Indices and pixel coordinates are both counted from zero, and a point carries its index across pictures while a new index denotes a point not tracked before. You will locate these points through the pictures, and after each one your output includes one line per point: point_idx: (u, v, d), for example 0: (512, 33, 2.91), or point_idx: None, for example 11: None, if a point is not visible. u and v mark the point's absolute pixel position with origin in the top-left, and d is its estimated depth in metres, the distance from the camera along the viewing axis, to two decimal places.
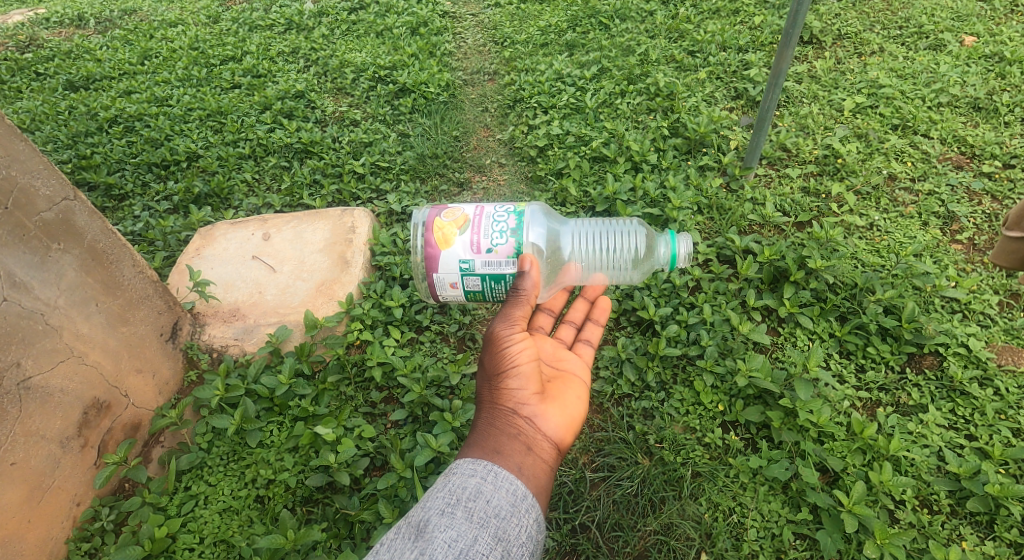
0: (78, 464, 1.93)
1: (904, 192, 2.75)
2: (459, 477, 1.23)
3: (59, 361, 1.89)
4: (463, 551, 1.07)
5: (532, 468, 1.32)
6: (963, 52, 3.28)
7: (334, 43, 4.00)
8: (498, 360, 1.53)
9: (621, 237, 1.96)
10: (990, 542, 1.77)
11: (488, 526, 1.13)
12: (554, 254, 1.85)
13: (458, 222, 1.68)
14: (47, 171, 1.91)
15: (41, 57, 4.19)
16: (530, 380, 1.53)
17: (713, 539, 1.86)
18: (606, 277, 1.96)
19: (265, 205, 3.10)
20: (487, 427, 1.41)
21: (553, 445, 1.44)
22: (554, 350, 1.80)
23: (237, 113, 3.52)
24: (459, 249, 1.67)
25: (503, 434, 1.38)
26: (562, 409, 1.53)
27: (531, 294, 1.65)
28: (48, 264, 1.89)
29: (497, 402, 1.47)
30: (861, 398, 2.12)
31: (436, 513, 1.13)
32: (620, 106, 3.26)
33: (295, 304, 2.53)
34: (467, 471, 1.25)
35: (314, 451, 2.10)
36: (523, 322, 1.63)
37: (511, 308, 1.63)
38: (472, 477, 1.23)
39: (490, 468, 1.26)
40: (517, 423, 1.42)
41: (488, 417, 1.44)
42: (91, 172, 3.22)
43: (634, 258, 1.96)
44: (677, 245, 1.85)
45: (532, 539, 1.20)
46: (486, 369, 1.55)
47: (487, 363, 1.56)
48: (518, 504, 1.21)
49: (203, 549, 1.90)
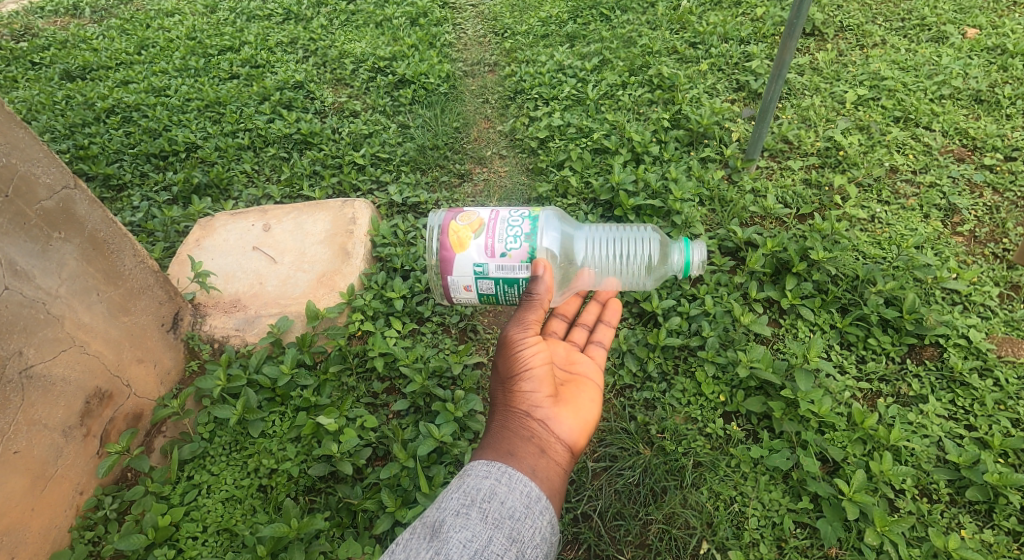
0: (81, 454, 1.92)
1: (905, 184, 2.77)
2: (474, 479, 1.22)
3: (61, 351, 1.88)
4: (478, 553, 1.06)
5: (545, 470, 1.31)
6: (965, 45, 3.28)
7: (333, 33, 3.97)
8: (511, 363, 1.53)
9: (634, 244, 1.99)
10: (989, 530, 1.79)
11: (503, 527, 1.12)
12: (568, 258, 1.89)
13: (473, 226, 1.74)
14: (47, 159, 1.90)
15: (37, 46, 4.15)
16: (543, 383, 1.53)
17: (714, 528, 1.87)
18: (619, 282, 2.00)
19: (264, 196, 3.09)
20: (501, 429, 1.40)
21: (566, 449, 1.43)
22: (567, 354, 1.80)
23: (235, 103, 3.49)
24: (474, 253, 1.72)
25: (517, 436, 1.38)
26: (576, 412, 1.53)
27: (544, 298, 1.65)
28: (49, 252, 1.88)
29: (510, 405, 1.47)
30: (862, 389, 2.14)
31: (451, 514, 1.12)
32: (622, 97, 3.25)
33: (296, 295, 2.52)
34: (482, 472, 1.24)
35: (317, 440, 2.10)
36: (536, 326, 1.63)
37: (524, 310, 1.63)
38: (487, 478, 1.22)
39: (504, 470, 1.25)
40: (531, 426, 1.41)
41: (501, 420, 1.44)
42: (89, 162, 3.20)
43: (648, 265, 1.99)
44: (691, 252, 1.87)
45: (546, 540, 1.19)
46: (500, 371, 1.55)
47: (500, 366, 1.56)
48: (532, 505, 1.20)
49: (206, 538, 1.91)
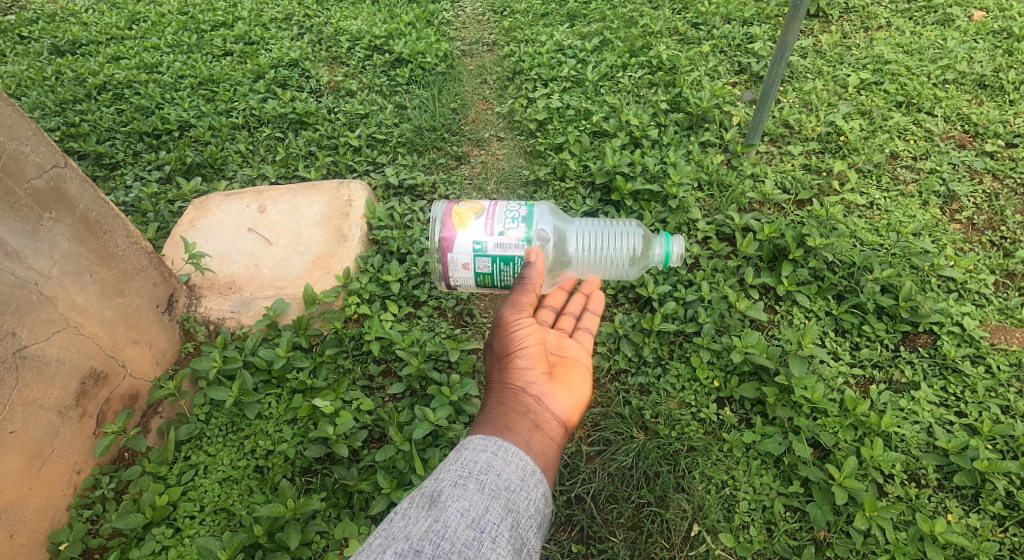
0: (78, 433, 1.93)
1: (905, 170, 2.75)
2: (471, 451, 1.23)
3: (55, 332, 1.88)
4: (475, 521, 1.06)
5: (540, 444, 1.32)
6: (971, 28, 3.24)
7: (329, 10, 3.89)
8: (506, 343, 1.54)
9: (621, 238, 1.98)
10: (974, 514, 1.82)
11: (498, 498, 1.13)
12: (560, 242, 1.88)
13: (474, 209, 1.75)
14: (35, 138, 1.87)
15: (25, 19, 4.04)
16: (538, 362, 1.53)
17: (706, 511, 1.90)
18: (605, 271, 1.97)
19: (259, 175, 3.06)
20: (496, 406, 1.41)
21: (561, 425, 1.44)
22: (557, 338, 1.80)
23: (229, 81, 3.44)
24: (473, 231, 1.72)
25: (513, 412, 1.39)
26: (569, 391, 1.53)
27: (536, 281, 1.67)
28: (40, 233, 1.86)
29: (505, 383, 1.47)
30: (855, 375, 2.16)
31: (448, 485, 1.12)
32: (622, 79, 3.22)
33: (293, 278, 2.51)
34: (479, 445, 1.25)
35: (313, 423, 2.12)
36: (529, 308, 1.64)
37: (517, 294, 1.64)
38: (484, 451, 1.23)
39: (500, 443, 1.26)
40: (526, 403, 1.42)
41: (497, 396, 1.44)
42: (81, 140, 3.16)
43: (631, 258, 1.96)
44: (671, 245, 1.86)
45: (540, 512, 1.20)
46: (495, 351, 1.56)
47: (495, 347, 1.56)
48: (527, 477, 1.21)
49: (203, 517, 1.92)
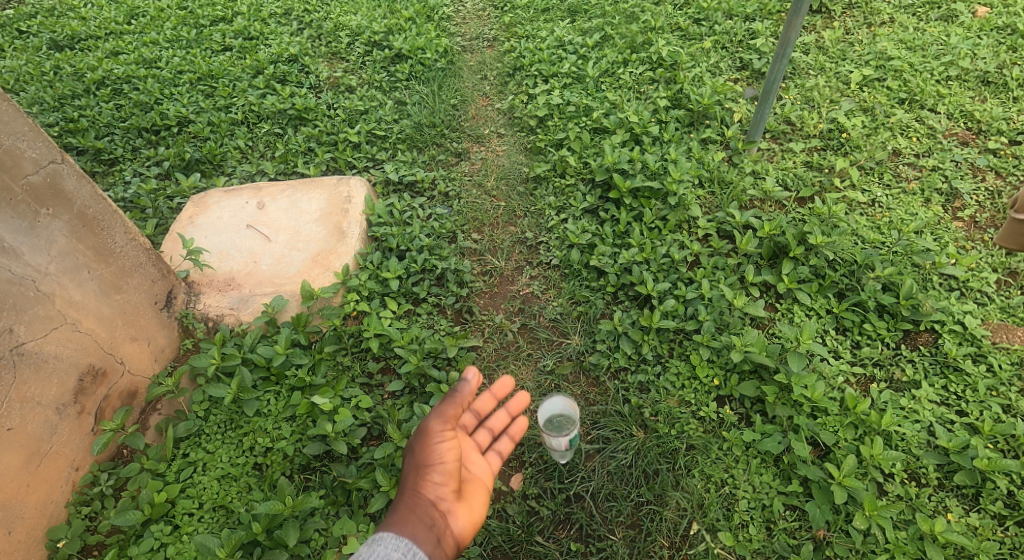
0: (76, 430, 1.93)
1: (907, 167, 2.74)
2: (384, 547, 1.35)
3: (52, 329, 1.88)
4: None
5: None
6: (975, 24, 3.22)
7: (329, 5, 3.88)
8: (424, 455, 1.59)
9: None
10: (975, 514, 1.82)
11: None
12: None
13: None
14: (32, 133, 1.86)
15: (24, 14, 4.03)
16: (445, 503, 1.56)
17: (705, 510, 1.89)
18: None
19: (258, 171, 3.05)
20: (404, 512, 1.48)
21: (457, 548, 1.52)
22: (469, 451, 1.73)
23: (228, 76, 3.43)
24: None
25: (419, 523, 1.46)
26: (469, 515, 1.58)
27: (470, 395, 1.67)
28: (36, 229, 1.85)
29: (417, 492, 1.53)
30: (856, 374, 2.14)
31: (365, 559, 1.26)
32: (622, 75, 3.20)
33: (292, 274, 2.50)
34: (392, 545, 1.36)
35: (312, 420, 2.11)
36: (455, 418, 1.66)
37: (446, 404, 1.65)
38: (396, 550, 1.35)
39: (410, 546, 1.37)
40: (432, 521, 1.49)
41: (407, 502, 1.50)
42: (79, 136, 3.14)
43: None
44: None
45: None
46: (411, 460, 1.59)
47: (412, 457, 1.60)
48: None
49: (202, 514, 1.92)
